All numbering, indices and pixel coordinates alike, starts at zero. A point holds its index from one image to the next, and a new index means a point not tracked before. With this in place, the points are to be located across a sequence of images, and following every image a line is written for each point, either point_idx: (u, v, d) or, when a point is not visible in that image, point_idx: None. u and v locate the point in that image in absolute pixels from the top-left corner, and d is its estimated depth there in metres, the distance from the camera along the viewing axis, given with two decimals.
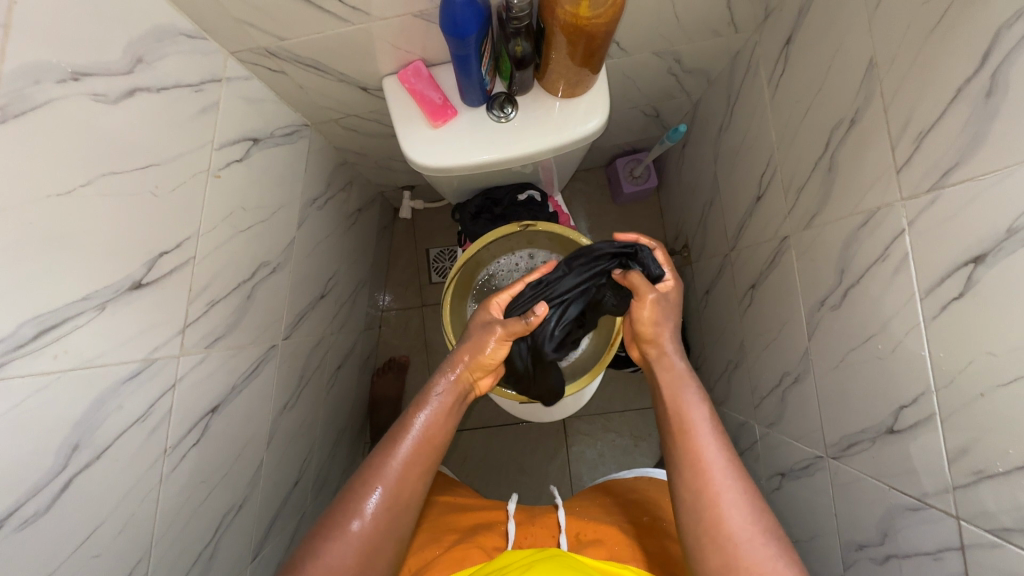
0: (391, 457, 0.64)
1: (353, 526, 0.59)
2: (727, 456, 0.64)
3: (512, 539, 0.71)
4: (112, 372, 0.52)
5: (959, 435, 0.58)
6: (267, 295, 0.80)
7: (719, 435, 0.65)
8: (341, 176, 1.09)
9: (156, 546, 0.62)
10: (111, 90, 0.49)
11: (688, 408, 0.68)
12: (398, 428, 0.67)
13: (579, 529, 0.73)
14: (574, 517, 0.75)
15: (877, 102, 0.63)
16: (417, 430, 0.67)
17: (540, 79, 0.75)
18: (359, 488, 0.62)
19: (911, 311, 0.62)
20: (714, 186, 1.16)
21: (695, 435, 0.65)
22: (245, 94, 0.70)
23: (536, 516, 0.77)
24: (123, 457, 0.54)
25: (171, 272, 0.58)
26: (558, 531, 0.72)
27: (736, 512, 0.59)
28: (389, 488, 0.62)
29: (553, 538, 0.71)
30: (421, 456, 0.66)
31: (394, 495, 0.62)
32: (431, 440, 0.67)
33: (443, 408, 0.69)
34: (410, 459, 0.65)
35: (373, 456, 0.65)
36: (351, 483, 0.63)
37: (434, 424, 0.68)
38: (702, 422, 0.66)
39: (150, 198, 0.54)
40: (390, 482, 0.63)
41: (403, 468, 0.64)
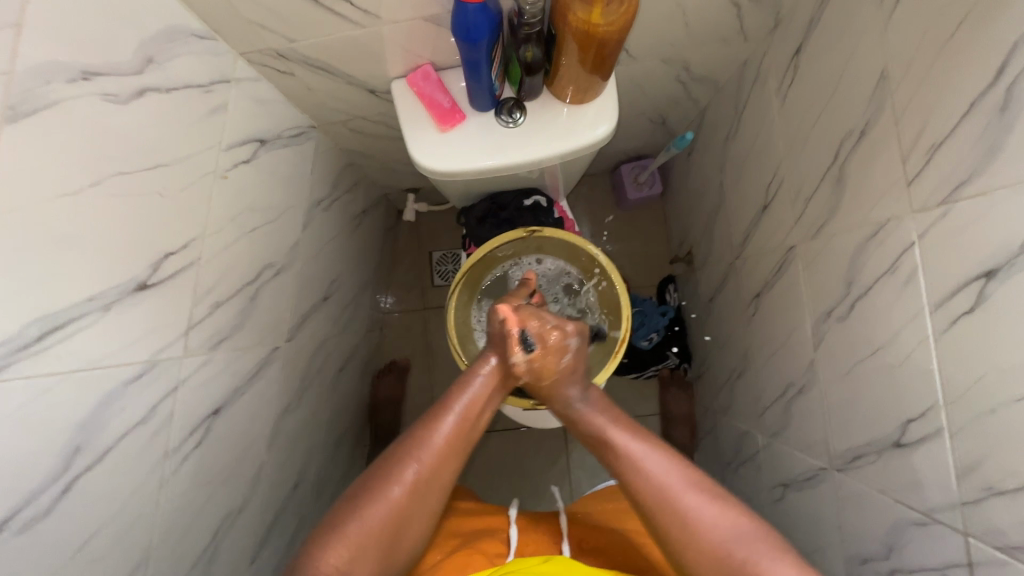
0: (438, 424, 0.64)
1: (394, 489, 0.59)
2: (666, 459, 0.64)
3: (513, 545, 0.70)
4: (116, 373, 0.51)
5: (968, 450, 0.57)
6: (271, 297, 0.80)
7: (647, 445, 0.66)
8: (347, 177, 1.09)
9: (155, 550, 0.61)
10: (122, 90, 0.49)
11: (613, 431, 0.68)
12: (446, 398, 0.68)
13: (582, 536, 0.72)
14: (577, 524, 0.74)
15: (888, 113, 0.63)
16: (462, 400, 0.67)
17: (549, 84, 0.75)
18: (402, 454, 0.61)
19: (920, 325, 0.61)
20: (719, 194, 1.15)
21: (624, 452, 0.66)
22: (254, 95, 0.70)
23: (539, 522, 0.76)
24: (125, 459, 0.54)
25: (177, 273, 0.58)
26: (561, 537, 0.72)
27: (707, 521, 0.59)
28: (435, 453, 0.62)
29: (555, 546, 0.71)
30: (462, 429, 0.65)
31: (436, 463, 0.62)
32: (475, 412, 0.67)
33: (488, 381, 0.70)
34: (456, 428, 0.65)
35: (418, 425, 0.65)
36: (390, 451, 0.63)
37: (480, 395, 0.69)
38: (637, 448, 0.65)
39: (156, 199, 0.54)
40: (436, 447, 0.63)
41: (449, 437, 0.64)
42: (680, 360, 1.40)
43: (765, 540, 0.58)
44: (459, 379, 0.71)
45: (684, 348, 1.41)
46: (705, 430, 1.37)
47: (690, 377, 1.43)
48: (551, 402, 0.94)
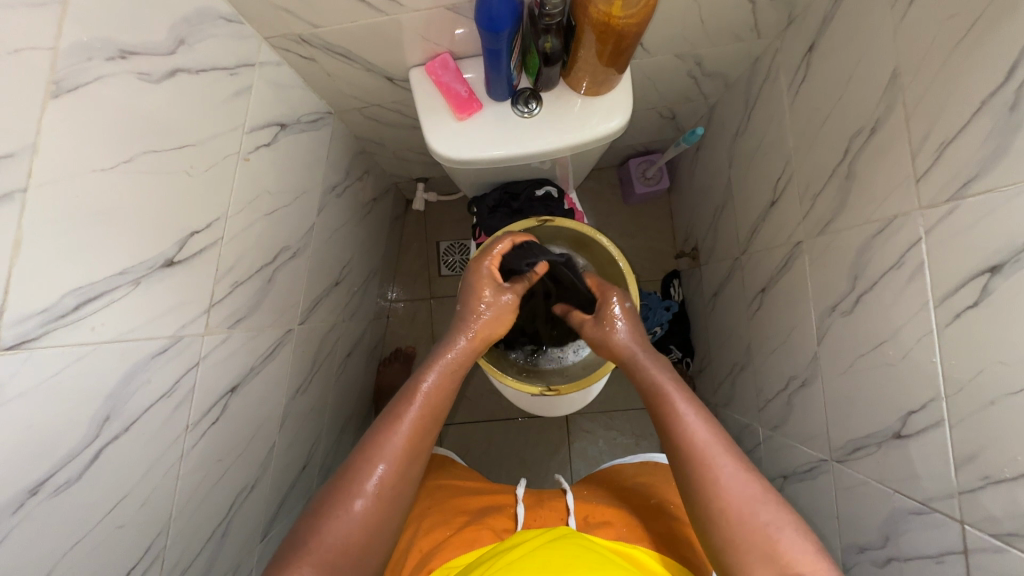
0: (396, 430, 0.63)
1: (357, 505, 0.58)
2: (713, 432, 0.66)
3: (520, 521, 0.72)
4: (143, 346, 0.53)
5: (967, 442, 0.59)
6: (287, 280, 0.81)
7: (701, 413, 0.67)
8: (359, 165, 1.10)
9: (174, 522, 0.63)
10: (155, 70, 0.50)
11: (670, 398, 0.69)
12: (399, 403, 0.67)
13: (586, 511, 0.73)
14: (581, 501, 0.76)
15: (899, 111, 0.64)
16: (420, 401, 0.67)
17: (565, 76, 0.76)
18: (361, 465, 0.60)
19: (924, 319, 0.63)
20: (727, 189, 1.17)
21: (678, 415, 0.67)
22: (275, 80, 0.71)
23: (544, 500, 0.77)
24: (149, 431, 0.55)
25: (201, 251, 0.59)
26: (566, 513, 0.73)
27: (737, 491, 0.60)
28: (394, 462, 0.61)
29: (560, 520, 0.72)
30: (420, 432, 0.65)
31: (398, 472, 0.61)
32: (433, 414, 0.67)
33: (440, 383, 0.70)
34: (411, 432, 0.64)
35: (373, 433, 0.64)
36: (346, 468, 0.61)
37: (437, 390, 0.69)
38: (692, 420, 0.66)
39: (185, 178, 0.55)
40: (394, 456, 0.62)
41: (404, 442, 0.63)
42: (682, 353, 1.42)
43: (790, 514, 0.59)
44: (411, 384, 0.69)
45: (687, 342, 1.43)
46: None
47: (692, 371, 1.45)
48: (559, 389, 0.91)
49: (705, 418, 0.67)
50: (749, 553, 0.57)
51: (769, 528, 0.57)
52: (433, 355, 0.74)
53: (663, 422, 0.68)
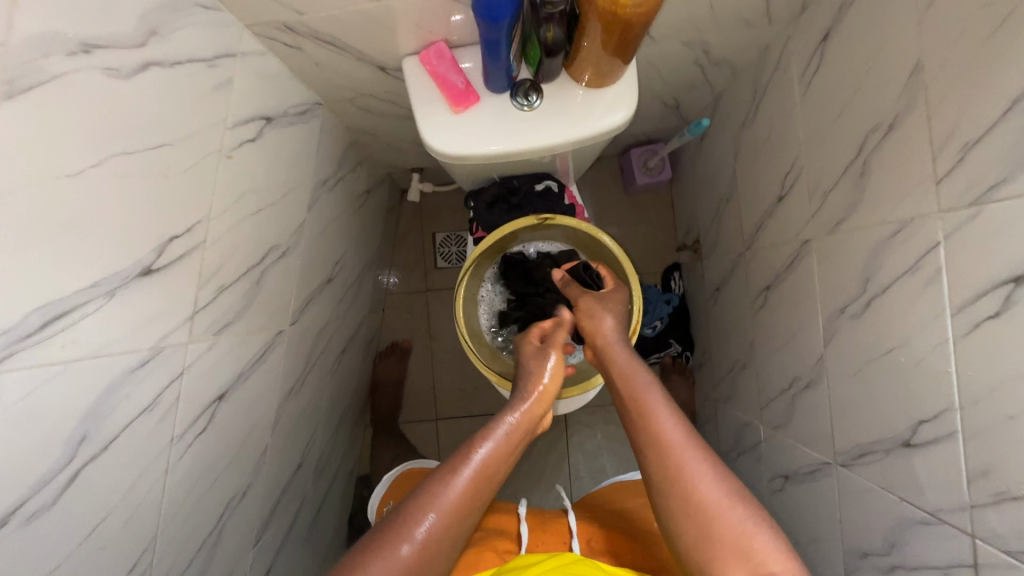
0: (450, 483, 0.61)
1: (402, 549, 0.56)
2: (682, 427, 0.63)
3: (524, 544, 0.71)
4: (121, 361, 0.50)
5: (982, 455, 0.57)
6: (277, 280, 0.78)
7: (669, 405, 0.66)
8: (352, 156, 1.06)
9: (162, 535, 0.61)
10: (124, 64, 0.46)
11: (641, 388, 0.68)
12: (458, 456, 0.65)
13: (590, 534, 0.74)
14: (583, 521, 0.76)
15: (920, 108, 0.61)
16: (475, 457, 0.64)
17: (567, 66, 0.72)
18: (412, 511, 0.59)
19: (940, 326, 0.61)
20: (732, 182, 1.13)
21: (644, 404, 0.66)
22: (260, 70, 0.67)
23: (547, 521, 0.77)
24: (129, 448, 0.53)
25: (181, 257, 0.56)
26: (569, 537, 0.73)
27: (705, 482, 0.58)
28: (443, 515, 0.59)
29: (563, 544, 0.73)
30: (474, 491, 0.62)
31: (446, 526, 0.59)
32: (489, 474, 0.64)
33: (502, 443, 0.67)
34: (468, 487, 0.62)
35: (432, 479, 0.62)
36: (400, 509, 0.59)
37: (492, 458, 0.65)
38: (659, 407, 0.65)
39: (161, 180, 0.51)
40: (444, 509, 0.59)
41: (459, 497, 0.61)
42: (681, 347, 1.40)
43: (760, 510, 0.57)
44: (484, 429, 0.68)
45: (687, 336, 1.41)
46: (705, 418, 1.38)
47: (692, 365, 1.43)
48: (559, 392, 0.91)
49: (673, 408, 0.66)
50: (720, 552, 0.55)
51: (743, 526, 0.55)
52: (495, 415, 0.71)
53: (631, 414, 0.66)
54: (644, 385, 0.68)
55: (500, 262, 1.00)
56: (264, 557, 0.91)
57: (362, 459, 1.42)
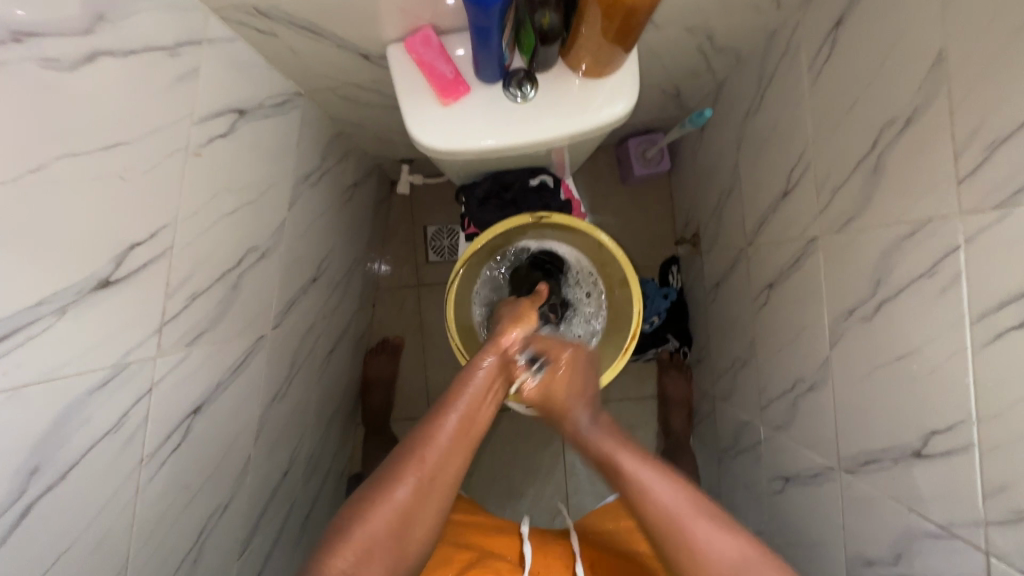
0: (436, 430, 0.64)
1: (397, 493, 0.59)
2: (684, 495, 0.63)
3: (528, 566, 0.72)
4: (78, 382, 0.46)
5: (999, 471, 0.54)
6: (256, 282, 0.73)
7: (652, 469, 0.65)
8: (337, 147, 1.01)
9: (134, 559, 0.57)
10: (66, 54, 0.41)
11: (620, 458, 0.67)
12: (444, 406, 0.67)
13: (593, 558, 0.75)
14: (587, 544, 0.78)
15: (941, 102, 0.57)
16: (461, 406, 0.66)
17: (564, 54, 0.67)
18: (403, 459, 0.61)
19: (957, 335, 0.57)
20: (734, 174, 1.09)
21: (630, 475, 0.65)
22: (230, 57, 0.62)
23: (549, 541, 0.78)
24: (92, 474, 0.49)
25: (145, 266, 0.51)
26: (573, 559, 0.74)
27: (714, 550, 0.59)
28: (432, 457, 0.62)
29: (567, 568, 0.73)
30: (461, 436, 0.65)
31: (436, 469, 0.61)
32: (473, 421, 0.66)
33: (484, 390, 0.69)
34: (454, 433, 0.64)
35: (421, 426, 0.65)
36: (394, 456, 0.62)
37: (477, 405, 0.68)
38: (645, 473, 0.64)
39: (118, 183, 0.47)
40: (433, 452, 0.62)
41: (451, 437, 0.64)
42: (680, 343, 1.38)
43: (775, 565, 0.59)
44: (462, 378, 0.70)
45: (684, 331, 1.38)
46: (703, 414, 1.35)
47: (690, 360, 1.40)
48: None
49: (659, 467, 0.65)
50: None
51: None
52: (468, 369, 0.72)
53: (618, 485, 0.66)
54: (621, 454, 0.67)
55: (496, 261, 0.96)
56: (251, 567, 0.88)
57: (353, 458, 1.39)
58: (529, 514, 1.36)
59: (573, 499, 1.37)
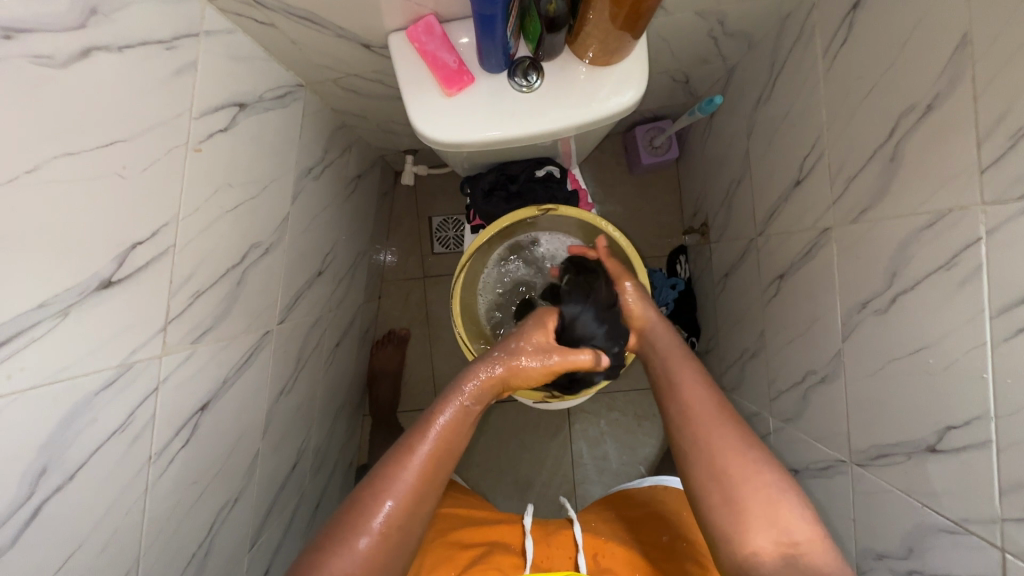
0: (405, 465, 0.60)
1: (359, 542, 0.55)
2: (714, 398, 0.67)
3: (530, 558, 0.71)
4: (84, 383, 0.45)
5: (1017, 468, 0.53)
6: (260, 278, 0.73)
7: (703, 380, 0.69)
8: (340, 139, 1.00)
9: (144, 557, 0.58)
10: (58, 51, 0.40)
11: (679, 365, 0.71)
12: (413, 435, 0.63)
13: (596, 549, 0.73)
14: (590, 535, 0.76)
15: (964, 88, 0.55)
16: (432, 435, 0.63)
17: (570, 42, 0.65)
18: (372, 496, 0.58)
19: (976, 329, 0.56)
20: (744, 162, 1.07)
21: (679, 378, 0.70)
22: (229, 50, 0.60)
23: (551, 533, 0.78)
24: (100, 474, 0.49)
25: (147, 265, 0.51)
26: (576, 551, 0.73)
27: (731, 447, 0.61)
28: (400, 500, 0.58)
29: (570, 559, 0.72)
30: (431, 470, 0.61)
31: (406, 509, 0.58)
32: (445, 452, 0.63)
33: (460, 417, 0.66)
34: (423, 468, 0.60)
35: (382, 464, 0.61)
36: (368, 481, 0.59)
37: (450, 432, 0.64)
38: (691, 379, 0.69)
39: (117, 181, 0.46)
40: (402, 494, 0.58)
41: (419, 476, 0.60)
42: (688, 333, 1.37)
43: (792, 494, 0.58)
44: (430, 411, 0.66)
45: (692, 322, 1.37)
46: None
47: (697, 351, 1.39)
48: (563, 395, 0.88)
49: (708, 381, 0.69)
50: (748, 522, 0.56)
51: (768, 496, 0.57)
52: (449, 386, 0.69)
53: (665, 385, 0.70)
54: (681, 361, 0.72)
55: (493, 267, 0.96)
56: (261, 559, 0.89)
57: (360, 450, 1.39)
58: (537, 504, 1.36)
59: (580, 489, 1.37)
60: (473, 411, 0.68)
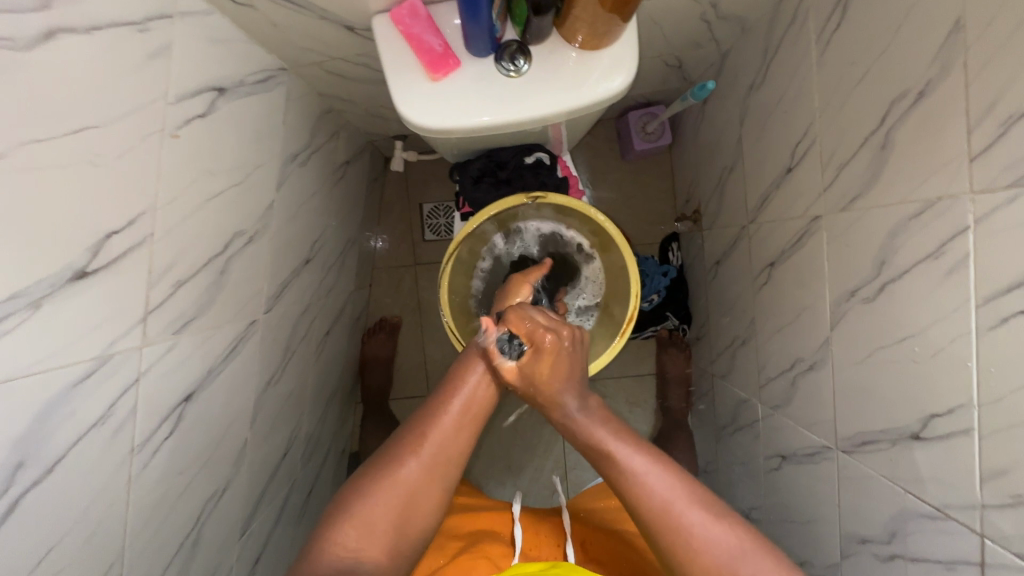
0: (444, 409, 0.64)
1: (402, 472, 0.59)
2: (670, 480, 0.60)
3: (518, 547, 0.71)
4: (61, 375, 0.45)
5: (998, 456, 0.54)
6: (245, 267, 0.72)
7: (650, 464, 0.61)
8: (327, 125, 0.98)
9: (130, 547, 0.58)
10: (22, 33, 0.38)
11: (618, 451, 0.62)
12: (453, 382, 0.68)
13: (584, 540, 0.75)
14: (578, 525, 0.77)
15: (956, 75, 0.54)
16: (467, 387, 0.67)
17: (559, 25, 0.64)
18: (412, 437, 0.62)
19: (962, 318, 0.56)
20: (736, 149, 1.06)
21: (623, 465, 0.61)
22: (206, 32, 0.58)
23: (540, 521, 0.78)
24: (81, 466, 0.49)
25: (124, 255, 0.50)
26: (564, 539, 0.73)
27: (702, 534, 0.56)
28: (439, 439, 0.62)
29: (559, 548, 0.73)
30: (469, 415, 0.65)
31: (444, 446, 0.62)
32: (483, 402, 0.67)
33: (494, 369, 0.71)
34: (462, 412, 0.65)
35: (420, 413, 0.65)
36: (410, 425, 0.64)
37: (486, 382, 0.69)
38: (638, 464, 0.61)
39: (89, 169, 0.45)
40: (440, 432, 0.62)
41: (455, 420, 0.64)
42: (679, 321, 1.37)
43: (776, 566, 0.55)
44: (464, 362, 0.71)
45: (684, 309, 1.37)
46: (702, 391, 1.35)
47: (689, 338, 1.40)
48: None
49: (656, 458, 0.62)
50: None
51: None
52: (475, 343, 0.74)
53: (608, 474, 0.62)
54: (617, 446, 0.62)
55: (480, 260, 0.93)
56: (252, 546, 0.89)
57: (352, 437, 1.40)
58: (528, 489, 1.38)
59: (572, 475, 1.39)
60: (503, 360, 0.73)
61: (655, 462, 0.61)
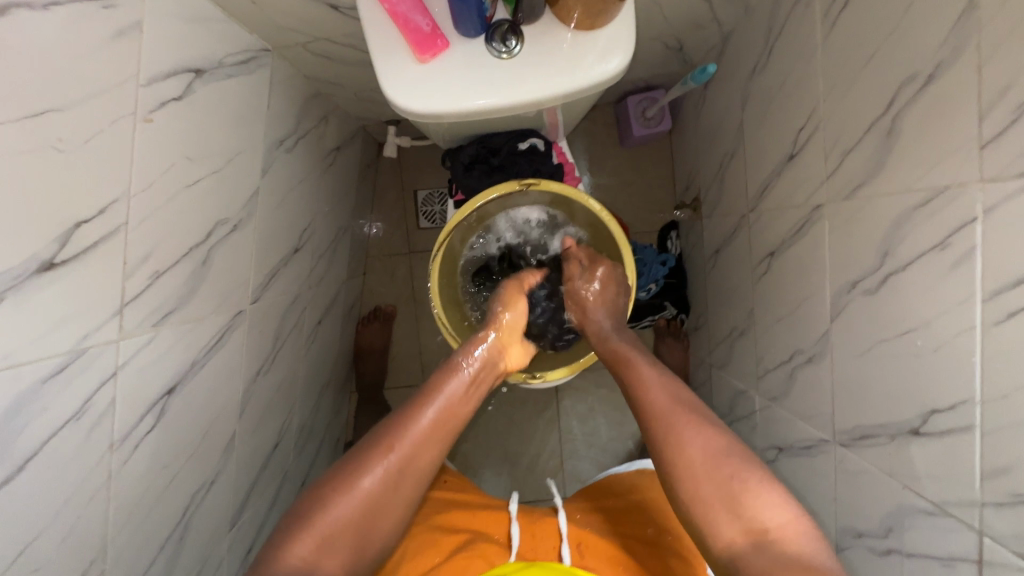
0: (414, 419, 0.61)
1: (364, 483, 0.56)
2: (671, 391, 0.64)
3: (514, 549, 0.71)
4: (30, 371, 0.43)
5: (1000, 453, 0.52)
6: (228, 256, 0.69)
7: (661, 374, 0.67)
8: (315, 109, 0.95)
9: (113, 543, 0.56)
10: None
11: (638, 366, 0.69)
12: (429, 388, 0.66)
13: (580, 538, 0.74)
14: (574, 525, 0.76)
15: (967, 57, 0.51)
16: (441, 397, 0.64)
17: (552, 3, 0.61)
18: (376, 447, 0.59)
19: (966, 312, 0.54)
20: (737, 135, 1.03)
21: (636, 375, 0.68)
22: (179, 9, 0.56)
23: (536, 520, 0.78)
24: (54, 463, 0.47)
25: (95, 245, 0.47)
26: (561, 539, 0.73)
27: (686, 435, 0.59)
28: (404, 451, 0.59)
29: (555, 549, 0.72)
30: (440, 426, 0.63)
31: (411, 458, 0.59)
32: (455, 413, 0.64)
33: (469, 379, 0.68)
34: (433, 425, 0.62)
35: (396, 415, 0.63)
36: (379, 432, 0.61)
37: (461, 393, 0.66)
38: (650, 372, 0.67)
39: (52, 155, 0.42)
40: (408, 443, 0.59)
41: (425, 433, 0.61)
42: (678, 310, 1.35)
43: (767, 480, 0.55)
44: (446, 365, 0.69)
45: (682, 298, 1.35)
46: (699, 381, 1.34)
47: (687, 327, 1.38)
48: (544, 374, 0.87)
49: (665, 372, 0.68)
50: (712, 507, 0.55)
51: (743, 487, 0.55)
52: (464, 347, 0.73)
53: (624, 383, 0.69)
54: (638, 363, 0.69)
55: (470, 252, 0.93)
56: (243, 538, 0.88)
57: (347, 426, 1.39)
58: (524, 479, 1.37)
59: (568, 465, 1.38)
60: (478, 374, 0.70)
61: (665, 371, 0.68)
